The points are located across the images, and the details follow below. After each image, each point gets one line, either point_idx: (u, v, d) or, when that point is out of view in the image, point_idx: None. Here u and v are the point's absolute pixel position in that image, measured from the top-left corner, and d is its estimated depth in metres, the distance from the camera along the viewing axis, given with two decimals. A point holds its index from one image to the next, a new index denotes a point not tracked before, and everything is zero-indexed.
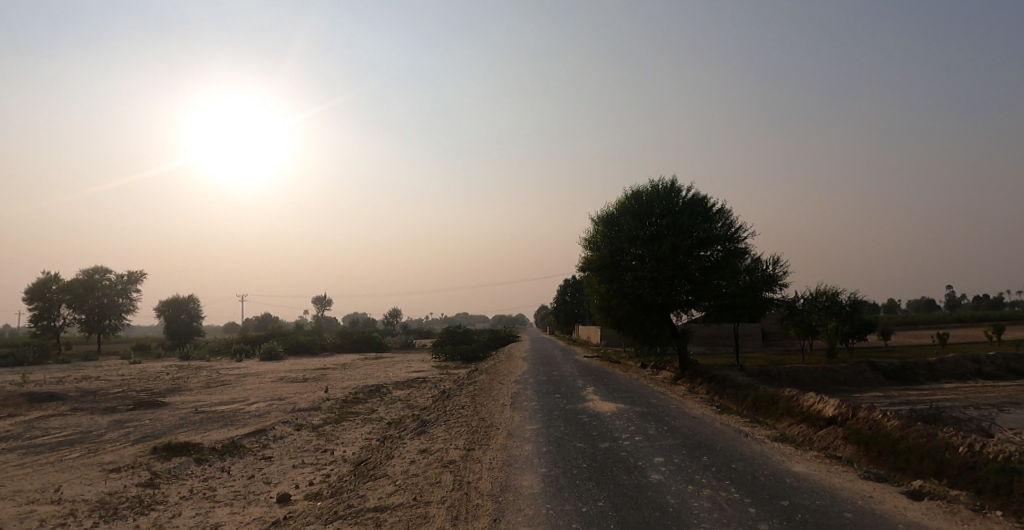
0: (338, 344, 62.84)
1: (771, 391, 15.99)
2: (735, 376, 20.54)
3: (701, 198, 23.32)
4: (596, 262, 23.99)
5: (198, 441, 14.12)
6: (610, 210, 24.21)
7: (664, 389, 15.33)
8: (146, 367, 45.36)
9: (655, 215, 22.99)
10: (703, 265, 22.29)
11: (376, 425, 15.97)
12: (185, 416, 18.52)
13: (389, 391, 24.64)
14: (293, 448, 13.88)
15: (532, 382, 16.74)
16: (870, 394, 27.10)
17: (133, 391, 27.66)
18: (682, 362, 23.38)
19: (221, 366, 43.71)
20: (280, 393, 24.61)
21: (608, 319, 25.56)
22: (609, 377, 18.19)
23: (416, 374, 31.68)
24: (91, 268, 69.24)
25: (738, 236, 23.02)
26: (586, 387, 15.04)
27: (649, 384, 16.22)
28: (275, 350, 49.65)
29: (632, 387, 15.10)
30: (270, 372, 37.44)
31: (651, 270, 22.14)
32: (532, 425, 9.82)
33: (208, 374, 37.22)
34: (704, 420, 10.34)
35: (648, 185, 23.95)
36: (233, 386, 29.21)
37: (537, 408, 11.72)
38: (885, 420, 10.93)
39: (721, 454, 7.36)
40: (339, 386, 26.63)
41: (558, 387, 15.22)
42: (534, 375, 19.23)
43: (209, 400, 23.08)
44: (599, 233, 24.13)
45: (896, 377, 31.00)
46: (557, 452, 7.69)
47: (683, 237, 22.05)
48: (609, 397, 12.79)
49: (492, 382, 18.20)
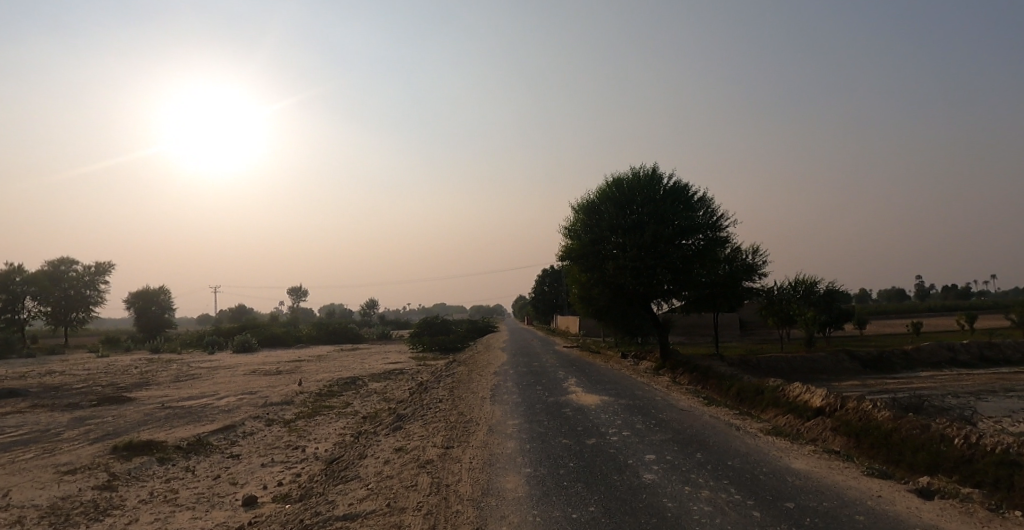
0: (315, 336, 61.68)
1: (755, 381, 15.79)
2: (717, 366, 20.37)
3: (684, 186, 22.99)
4: (577, 251, 23.55)
5: (161, 440, 13.34)
6: (592, 198, 23.75)
7: (647, 379, 15.01)
8: (113, 361, 43.82)
9: (637, 203, 22.59)
10: (685, 254, 21.99)
11: (351, 420, 15.35)
12: (150, 412, 17.65)
13: (365, 384, 23.99)
14: (264, 446, 13.23)
15: (512, 374, 16.29)
16: (849, 383, 27.32)
17: (97, 386, 26.51)
18: (664, 352, 23.18)
19: (193, 359, 42.42)
20: (253, 386, 23.78)
21: (589, 309, 25.22)
22: (591, 368, 17.82)
23: (394, 365, 31.04)
24: (56, 259, 66.92)
25: (720, 225, 22.78)
26: (569, 378, 14.63)
27: (632, 375, 15.86)
28: (249, 343, 48.46)
29: (615, 378, 14.73)
30: (244, 364, 36.39)
31: (633, 259, 21.77)
32: (514, 419, 9.34)
33: (179, 368, 36.04)
34: (692, 412, 9.98)
35: (630, 173, 23.53)
36: (203, 379, 28.21)
37: (519, 401, 11.26)
38: (874, 411, 10.72)
39: (715, 450, 6.98)
40: (314, 379, 25.87)
41: (540, 378, 14.78)
42: (515, 366, 18.76)
43: (177, 394, 22.16)
44: (580, 221, 23.68)
45: (873, 366, 31.37)
46: (542, 450, 7.23)
47: (665, 226, 21.71)
48: (593, 389, 12.37)
49: (472, 374, 17.68)
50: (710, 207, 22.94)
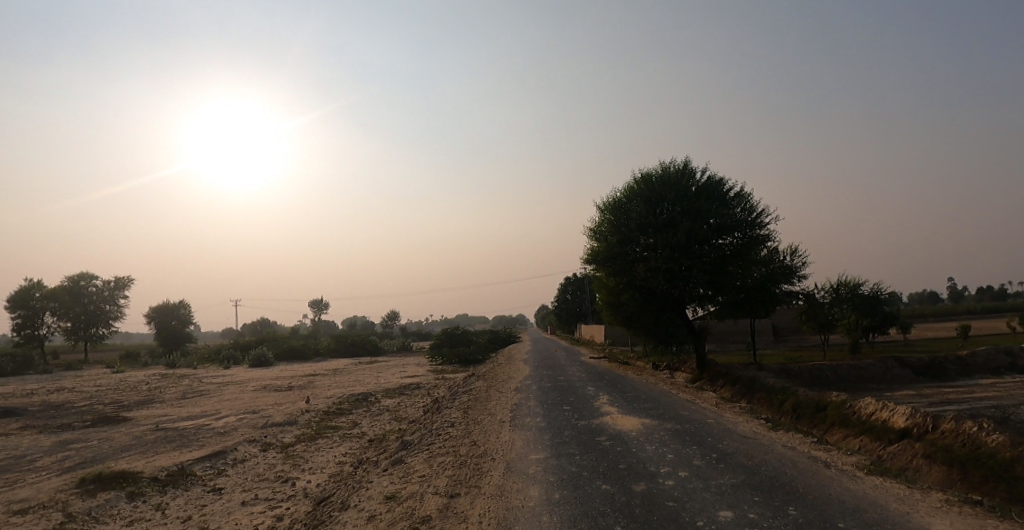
0: (332, 348, 60.55)
1: (814, 396, 13.73)
2: (763, 377, 18.28)
3: (718, 180, 21.05)
4: (603, 253, 21.72)
5: (139, 470, 11.80)
6: (617, 196, 21.96)
7: (689, 395, 13.09)
8: (128, 376, 42.97)
9: (668, 199, 20.74)
10: (722, 254, 20.00)
11: (354, 445, 13.67)
12: (141, 435, 16.27)
13: (377, 400, 22.38)
14: (252, 477, 11.62)
15: (535, 390, 14.48)
16: (904, 394, 24.91)
17: (100, 405, 25.30)
18: (700, 363, 21.15)
19: (206, 374, 41.33)
20: (257, 404, 22.32)
21: (617, 317, 23.30)
22: (622, 382, 15.93)
23: (409, 379, 29.42)
24: (78, 275, 67.10)
25: (760, 221, 20.73)
26: (600, 395, 12.78)
27: (670, 390, 13.97)
28: (265, 356, 47.44)
29: (653, 394, 12.83)
30: (256, 379, 35.17)
31: (665, 261, 19.86)
32: (538, 452, 7.57)
33: (190, 383, 34.98)
34: (758, 439, 8.07)
35: (658, 168, 21.66)
36: (210, 396, 26.88)
37: (543, 426, 9.46)
38: (981, 434, 8.63)
39: (813, 505, 5.09)
40: (323, 395, 24.36)
41: (567, 395, 12.97)
42: (537, 381, 16.95)
43: (178, 414, 20.84)
44: (605, 221, 21.91)
45: (928, 374, 28.80)
46: (576, 502, 5.44)
47: (700, 223, 19.77)
48: (630, 410, 10.52)
49: (490, 390, 15.93)
50: (749, 202, 20.88)
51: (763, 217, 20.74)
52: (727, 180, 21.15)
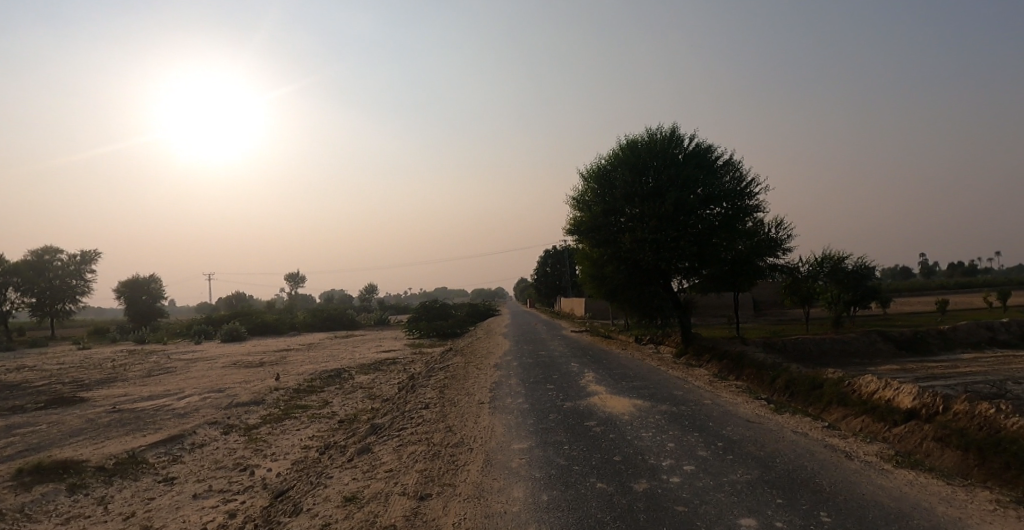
0: (309, 323, 59.24)
1: (809, 373, 13.17)
2: (752, 352, 17.79)
3: (707, 148, 20.15)
4: (587, 223, 20.81)
5: (83, 459, 10.73)
6: (602, 164, 20.97)
7: (680, 371, 12.39)
8: (92, 353, 41.23)
9: (655, 167, 19.84)
10: (710, 224, 19.23)
11: (324, 426, 12.77)
12: (93, 418, 15.13)
13: (351, 377, 21.43)
14: (209, 464, 10.65)
15: (516, 366, 13.66)
16: (887, 368, 24.82)
17: (56, 384, 23.87)
18: (686, 337, 20.59)
19: (176, 350, 39.83)
20: (225, 382, 21.22)
21: (600, 290, 22.53)
22: (608, 358, 15.20)
23: (386, 355, 28.49)
24: (40, 249, 64.23)
25: (749, 191, 19.95)
26: (585, 373, 12.00)
27: (659, 365, 13.26)
28: (238, 331, 46.07)
29: (641, 371, 12.09)
30: (226, 355, 33.91)
31: (652, 231, 19.03)
32: (521, 440, 6.70)
33: (157, 360, 33.58)
34: (763, 423, 7.33)
35: (645, 134, 20.68)
36: (176, 374, 25.63)
37: (526, 408, 8.62)
38: (999, 417, 8.02)
39: (849, 510, 4.33)
40: (295, 372, 23.34)
41: (550, 373, 12.16)
42: (518, 357, 16.14)
43: (138, 394, 19.67)
44: (590, 190, 20.95)
45: (909, 347, 28.83)
46: (569, 506, 4.60)
47: (688, 192, 18.91)
48: (620, 390, 9.73)
49: (468, 366, 15.08)
50: (739, 171, 20.05)
51: (753, 187, 19.97)
52: (716, 147, 20.27)
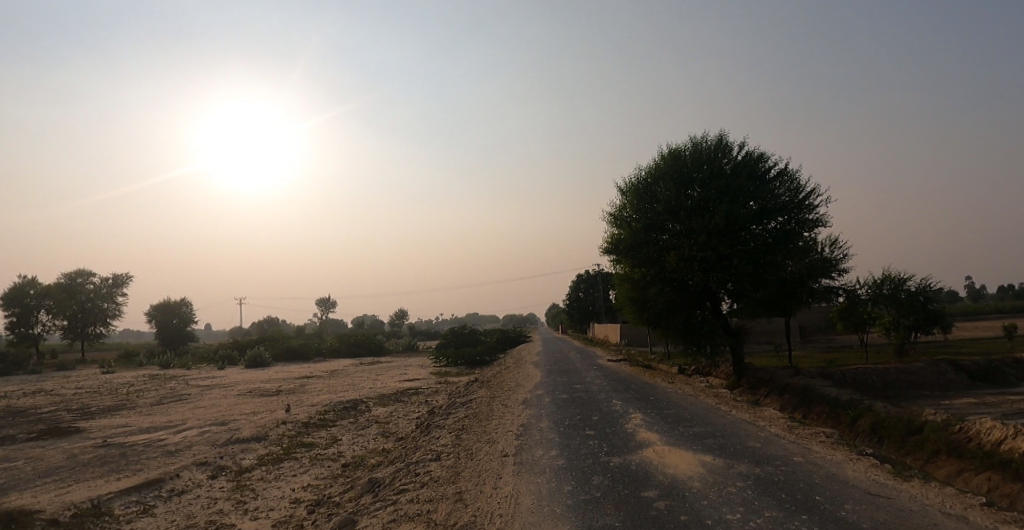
0: (334, 348, 58.10)
1: (902, 414, 10.86)
2: (819, 386, 15.45)
3: (758, 157, 18.14)
4: (626, 241, 18.88)
5: (38, 509, 9.18)
6: (642, 177, 19.14)
7: (744, 412, 10.26)
8: (116, 377, 40.65)
9: (702, 178, 17.92)
10: (764, 241, 17.09)
11: (323, 473, 11.00)
12: (77, 454, 13.70)
13: (367, 409, 19.71)
14: (181, 519, 8.96)
15: (546, 404, 11.74)
16: (964, 402, 21.87)
17: (64, 411, 22.83)
18: (739, 368, 18.30)
19: (197, 375, 38.92)
20: (232, 412, 19.78)
21: (639, 316, 20.42)
22: (652, 392, 13.13)
23: (407, 383, 26.75)
24: (75, 272, 65.53)
25: (807, 204, 17.77)
26: (631, 414, 10.00)
27: (717, 404, 11.13)
28: (261, 356, 45.06)
29: (699, 412, 10.02)
30: (245, 382, 32.69)
31: (700, 248, 16.94)
32: (554, 523, 4.81)
33: (175, 386, 32.50)
34: (892, 498, 5.27)
35: (689, 143, 18.81)
36: (188, 402, 24.35)
37: (561, 468, 6.67)
38: None
39: None
40: (309, 402, 21.77)
41: (588, 414, 10.20)
42: (549, 391, 14.16)
43: (139, 425, 18.32)
44: (628, 205, 19.10)
45: (986, 378, 25.67)
46: None
47: (739, 205, 16.88)
48: (680, 442, 7.74)
49: (492, 402, 13.16)
50: (795, 181, 17.93)
51: (811, 199, 17.80)
52: (767, 156, 18.24)
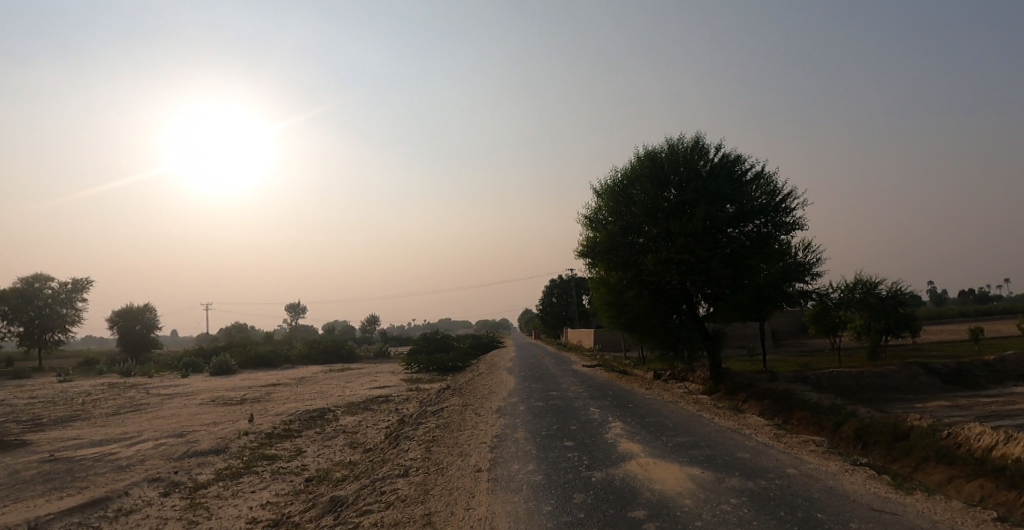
0: (304, 355, 56.57)
1: (886, 420, 10.66)
2: (798, 391, 15.27)
3: (735, 159, 17.96)
4: (603, 243, 18.49)
5: None
6: (619, 178, 18.79)
7: (728, 419, 9.88)
8: (70, 386, 38.61)
9: (679, 180, 17.63)
10: (742, 244, 16.88)
11: (284, 489, 10.25)
12: (16, 470, 12.61)
13: (336, 418, 18.89)
14: None
15: (522, 412, 11.20)
16: (936, 405, 22.07)
17: (8, 423, 21.33)
18: (716, 373, 18.07)
19: (158, 384, 37.23)
20: (191, 423, 18.70)
21: (616, 320, 20.04)
22: (632, 399, 12.70)
23: (378, 391, 25.90)
24: (31, 276, 62.62)
25: (784, 207, 17.61)
26: (612, 423, 9.54)
27: (700, 411, 10.74)
28: (227, 363, 43.47)
29: (682, 420, 9.62)
30: (208, 390, 31.32)
31: (678, 251, 16.63)
32: None
33: (132, 395, 30.93)
34: (900, 516, 4.91)
35: (666, 145, 18.52)
36: (144, 412, 23.07)
37: (541, 484, 6.13)
38: None
39: None
40: (274, 411, 20.80)
41: (567, 423, 9.69)
42: (525, 398, 13.62)
43: (88, 437, 17.13)
44: (605, 207, 18.72)
45: (955, 381, 26.07)
46: None
47: (717, 208, 16.62)
48: (665, 453, 7.31)
49: (466, 410, 12.57)
50: (772, 184, 17.77)
51: (788, 202, 17.65)
52: (744, 158, 18.05)
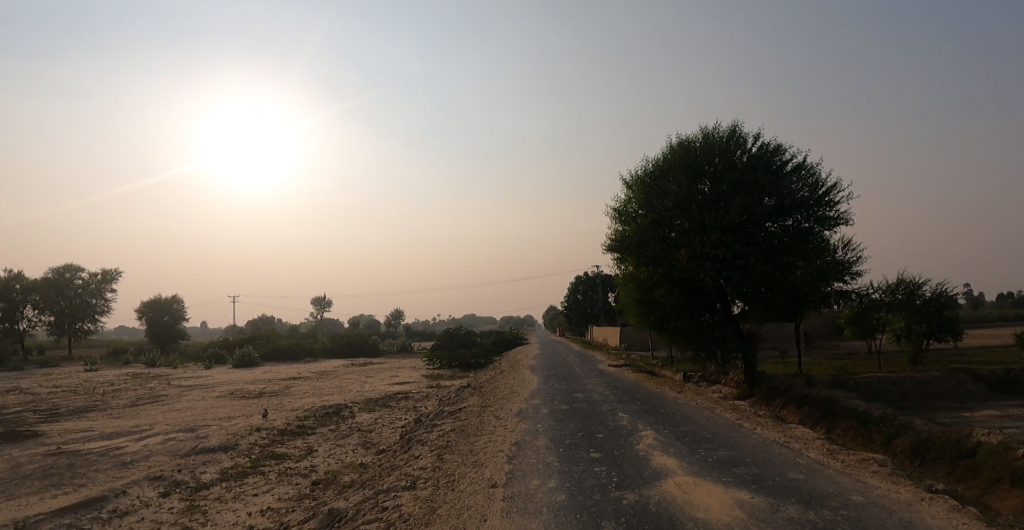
0: (326, 349, 56.65)
1: (950, 435, 9.52)
2: (842, 398, 14.12)
3: (775, 149, 16.81)
4: (632, 238, 17.56)
5: None
6: (649, 169, 17.84)
7: (772, 431, 8.90)
8: (96, 376, 39.11)
9: (714, 171, 16.59)
10: (782, 239, 15.77)
11: (288, 493, 9.65)
12: (21, 463, 12.29)
13: (351, 415, 18.35)
14: None
15: (543, 416, 10.40)
16: (988, 414, 20.58)
17: (29, 412, 21.38)
18: (751, 377, 17.00)
19: (181, 375, 37.48)
20: (205, 417, 18.37)
21: (644, 319, 19.07)
22: (661, 403, 11.79)
23: (396, 387, 25.40)
24: (62, 266, 64.08)
25: (828, 201, 16.40)
26: (641, 433, 8.67)
27: (739, 421, 9.76)
28: (249, 355, 43.62)
29: (718, 431, 8.69)
30: (228, 383, 31.29)
31: (713, 246, 15.62)
32: None
33: (155, 386, 31.00)
34: None
35: (699, 134, 17.47)
36: (162, 404, 22.92)
37: (563, 507, 5.31)
38: None
39: None
40: (289, 406, 20.40)
41: (592, 431, 8.85)
42: (546, 400, 12.83)
43: (102, 429, 16.90)
44: (635, 200, 17.78)
45: (1006, 389, 24.38)
46: None
47: (755, 200, 15.55)
48: (706, 471, 6.40)
49: (483, 412, 11.81)
50: (814, 176, 16.56)
51: (832, 195, 16.42)
52: (784, 148, 16.88)
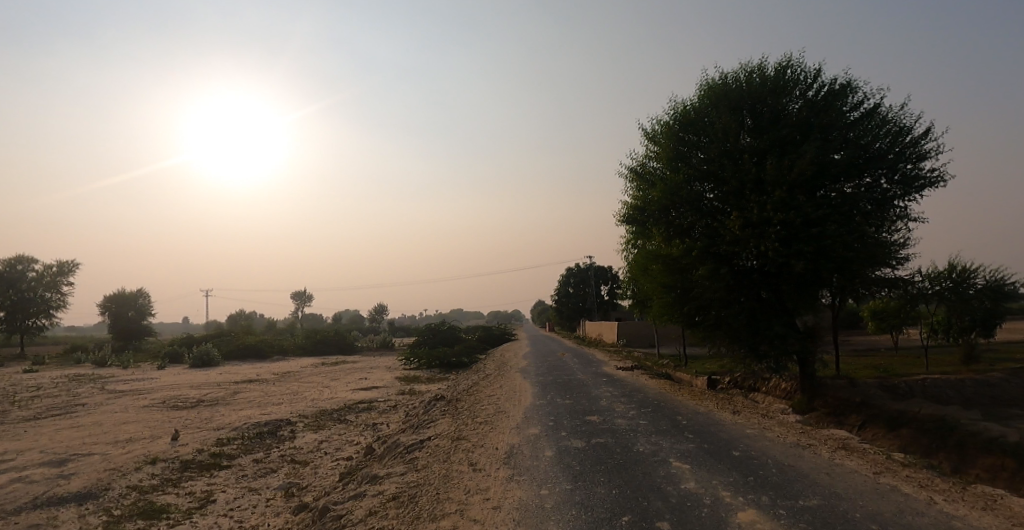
0: (299, 346, 52.13)
1: None
2: (955, 415, 10.22)
3: (844, 87, 12.77)
4: (660, 203, 13.62)
5: None
6: (679, 115, 13.83)
7: (965, 508, 4.92)
8: (29, 378, 34.39)
9: (766, 115, 12.61)
10: (862, 202, 11.84)
11: None
12: None
13: (292, 436, 14.09)
14: None
15: (550, 469, 6.29)
16: None
17: None
18: (809, 384, 13.10)
19: (124, 377, 32.89)
20: (98, 438, 13.99)
21: (671, 310, 15.05)
22: (726, 436, 7.78)
23: (361, 394, 21.18)
24: (13, 257, 58.79)
25: (916, 152, 12.36)
26: (742, 517, 4.65)
27: (881, 477, 5.78)
28: (208, 355, 39.12)
29: (881, 512, 4.71)
30: (171, 387, 26.81)
31: (776, 208, 11.63)
32: None
33: (81, 392, 26.41)
34: None
35: (741, 70, 13.44)
36: (66, 417, 18.43)
37: None
38: None
39: None
40: (216, 421, 16.08)
41: (648, 512, 4.78)
42: (550, 429, 8.74)
43: None
44: (661, 155, 13.83)
45: None
46: None
47: (829, 149, 11.58)
48: None
49: (453, 454, 7.65)
50: (896, 122, 12.55)
51: (919, 145, 12.42)
52: (853, 85, 12.86)
